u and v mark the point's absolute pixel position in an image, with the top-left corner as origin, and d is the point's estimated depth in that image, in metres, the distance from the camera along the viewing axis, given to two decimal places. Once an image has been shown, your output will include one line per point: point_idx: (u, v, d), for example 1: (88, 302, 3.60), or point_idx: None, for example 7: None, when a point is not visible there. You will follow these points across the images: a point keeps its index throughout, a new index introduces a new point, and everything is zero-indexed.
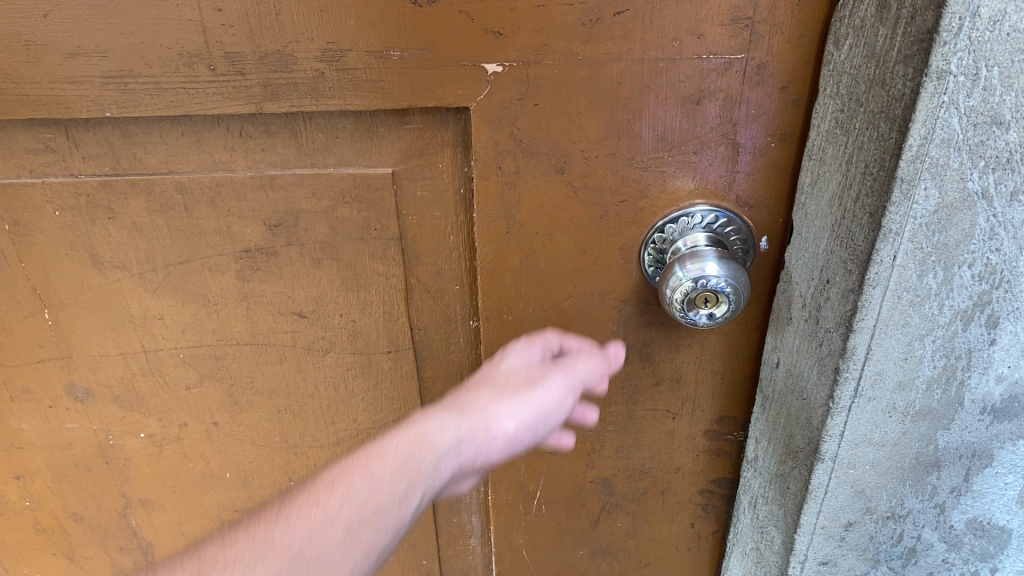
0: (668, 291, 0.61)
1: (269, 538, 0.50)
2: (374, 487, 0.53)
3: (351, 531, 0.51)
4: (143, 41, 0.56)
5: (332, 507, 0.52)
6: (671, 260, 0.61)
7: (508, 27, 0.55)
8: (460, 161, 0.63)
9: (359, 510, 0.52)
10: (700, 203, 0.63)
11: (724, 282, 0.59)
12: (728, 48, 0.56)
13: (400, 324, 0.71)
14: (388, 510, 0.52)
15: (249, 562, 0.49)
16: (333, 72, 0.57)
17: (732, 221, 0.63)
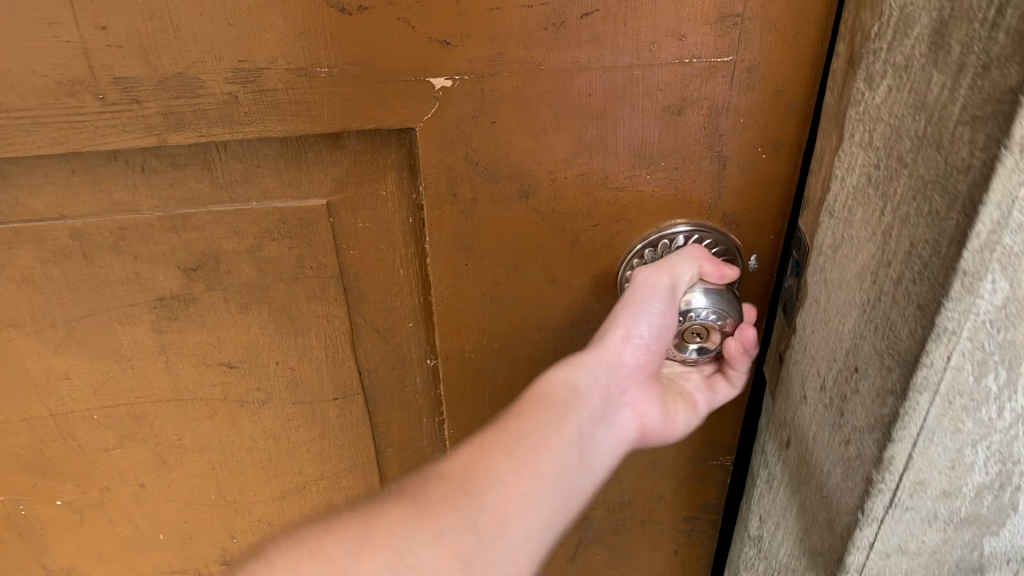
0: None
1: (417, 492, 0.44)
2: (538, 405, 0.49)
3: (513, 454, 0.47)
4: (11, 69, 0.45)
5: (502, 435, 0.48)
6: None
7: (456, 36, 0.46)
8: (406, 188, 0.54)
9: (517, 464, 0.46)
10: (682, 223, 0.55)
11: (711, 313, 0.54)
12: (714, 50, 0.48)
13: (347, 368, 0.63)
14: (551, 433, 0.48)
15: (419, 496, 0.44)
16: (249, 95, 0.47)
17: (718, 239, 0.56)
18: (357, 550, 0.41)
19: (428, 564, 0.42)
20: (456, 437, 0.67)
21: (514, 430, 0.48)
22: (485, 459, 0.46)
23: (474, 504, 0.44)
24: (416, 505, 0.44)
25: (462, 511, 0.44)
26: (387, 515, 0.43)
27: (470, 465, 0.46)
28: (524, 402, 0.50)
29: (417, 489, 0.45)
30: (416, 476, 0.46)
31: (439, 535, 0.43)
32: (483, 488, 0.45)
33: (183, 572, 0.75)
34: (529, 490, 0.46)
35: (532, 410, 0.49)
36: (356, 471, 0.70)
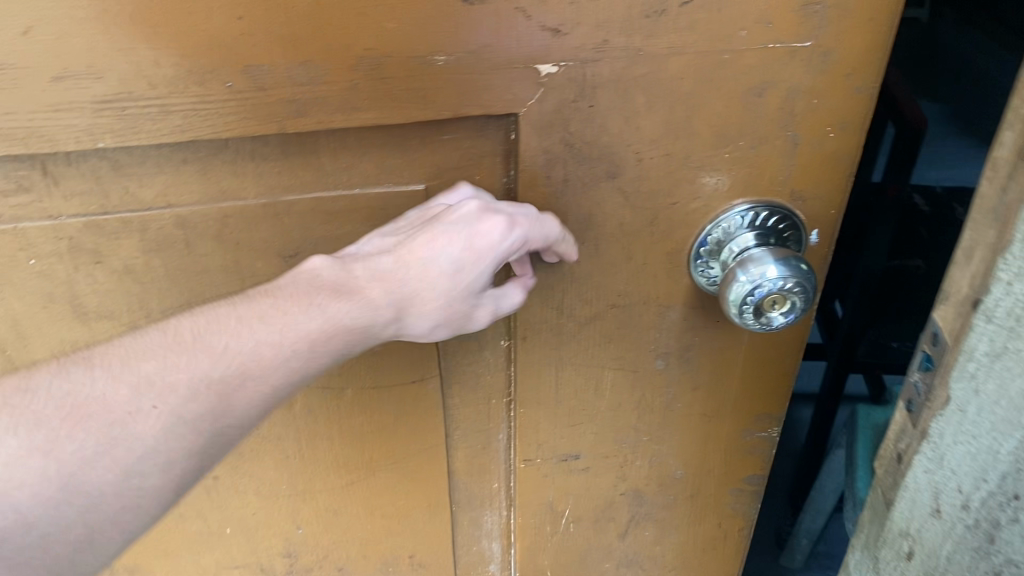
0: (734, 299, 0.58)
1: (144, 364, 0.47)
2: (213, 315, 0.49)
3: (199, 351, 0.48)
4: (146, 59, 0.47)
5: (215, 330, 0.48)
6: (730, 270, 0.59)
7: (567, 24, 0.50)
8: (497, 171, 0.57)
9: (258, 360, 0.48)
10: (739, 202, 0.60)
11: (789, 281, 0.57)
12: (796, 36, 0.52)
13: (426, 351, 0.65)
14: (293, 322, 0.49)
15: (164, 377, 0.47)
16: (371, 82, 0.50)
17: (775, 212, 0.60)
18: (75, 420, 0.45)
19: (140, 445, 0.46)
20: (526, 416, 0.70)
21: (303, 323, 0.49)
22: (261, 340, 0.48)
23: (204, 397, 0.47)
24: (163, 380, 0.47)
25: (191, 395, 0.47)
26: (134, 424, 0.46)
27: (221, 347, 0.48)
28: (259, 299, 0.50)
29: (174, 360, 0.47)
30: (154, 341, 0.48)
31: (158, 455, 0.46)
32: (256, 377, 0.48)
33: (246, 565, 0.78)
34: (259, 389, 0.49)
35: (229, 316, 0.49)
36: (425, 455, 0.72)
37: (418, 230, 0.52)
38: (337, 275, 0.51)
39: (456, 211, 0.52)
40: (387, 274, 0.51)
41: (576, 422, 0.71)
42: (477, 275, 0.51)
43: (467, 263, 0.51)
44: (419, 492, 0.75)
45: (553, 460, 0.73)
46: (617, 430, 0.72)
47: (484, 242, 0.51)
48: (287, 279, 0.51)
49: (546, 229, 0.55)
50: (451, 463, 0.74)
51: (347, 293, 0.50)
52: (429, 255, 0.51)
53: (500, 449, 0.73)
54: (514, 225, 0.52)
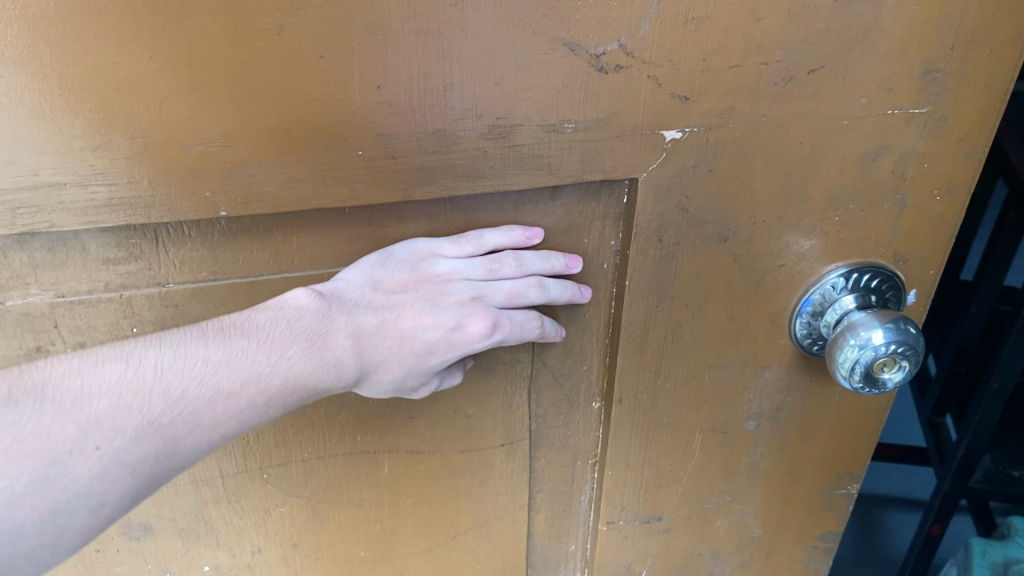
0: (843, 372, 0.58)
1: (95, 401, 0.44)
2: (185, 352, 0.46)
3: (176, 393, 0.45)
4: (281, 126, 0.46)
5: (179, 369, 0.46)
6: (835, 340, 0.59)
7: (696, 91, 0.49)
8: (607, 234, 0.57)
9: (212, 406, 0.46)
10: (834, 266, 0.59)
11: (891, 345, 0.56)
12: (914, 102, 0.53)
13: (519, 414, 0.64)
14: (216, 371, 0.46)
15: (115, 417, 0.44)
16: (499, 150, 0.50)
17: (873, 271, 0.60)
18: (16, 453, 0.41)
19: (78, 484, 0.42)
20: (614, 480, 0.68)
21: (264, 371, 0.47)
22: (218, 385, 0.46)
23: (149, 441, 0.44)
24: (112, 420, 0.44)
25: (137, 439, 0.44)
26: (69, 460, 0.42)
27: (180, 391, 0.45)
28: (231, 337, 0.48)
29: (127, 395, 0.44)
30: (105, 372, 0.45)
31: (105, 481, 0.43)
32: (206, 418, 0.46)
33: None
34: (205, 434, 0.46)
35: (198, 355, 0.46)
36: (507, 518, 0.70)
37: (418, 301, 0.52)
38: (319, 322, 0.49)
39: (452, 291, 0.52)
40: (364, 336, 0.50)
41: (662, 484, 0.70)
42: (443, 359, 0.53)
43: (445, 351, 0.52)
44: (497, 555, 0.73)
45: (635, 522, 0.72)
46: (702, 491, 0.71)
47: (469, 338, 0.52)
48: (267, 324, 0.48)
49: (543, 327, 0.55)
50: (531, 526, 0.72)
51: (317, 352, 0.49)
52: (412, 334, 0.51)
53: (581, 509, 0.72)
54: (506, 323, 0.53)
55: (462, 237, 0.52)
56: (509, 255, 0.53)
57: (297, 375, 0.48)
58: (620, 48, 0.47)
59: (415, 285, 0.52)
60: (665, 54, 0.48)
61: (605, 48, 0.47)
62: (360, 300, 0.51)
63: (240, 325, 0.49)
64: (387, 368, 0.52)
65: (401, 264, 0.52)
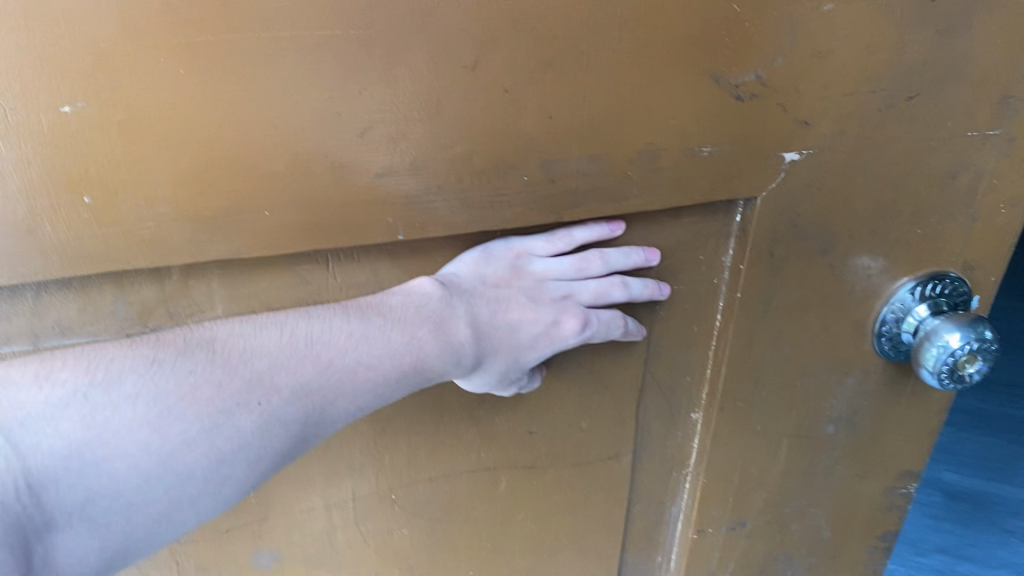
0: (930, 371, 0.64)
1: (257, 360, 0.47)
2: (331, 325, 0.49)
3: (326, 361, 0.48)
4: (461, 155, 0.50)
5: (327, 340, 0.49)
6: (917, 343, 0.65)
7: (815, 117, 0.55)
8: (719, 250, 0.62)
9: (355, 376, 0.49)
10: (904, 279, 0.66)
11: (970, 345, 0.62)
12: (990, 125, 0.60)
13: (627, 427, 0.68)
14: (359, 345, 0.50)
15: (273, 377, 0.47)
16: (643, 173, 0.54)
17: (940, 279, 0.65)
18: (193, 399, 0.44)
19: (241, 435, 0.45)
20: (708, 488, 0.72)
21: (399, 350, 0.51)
22: (361, 358, 0.50)
23: (303, 403, 0.47)
24: (270, 379, 0.47)
25: (291, 398, 0.47)
26: (235, 413, 0.45)
27: (329, 359, 0.49)
28: (370, 315, 0.51)
29: (283, 357, 0.47)
30: (265, 337, 0.48)
31: (266, 430, 0.46)
32: (348, 388, 0.49)
33: None
34: (349, 401, 0.50)
35: (343, 329, 0.50)
36: (605, 530, 0.74)
37: (517, 297, 0.56)
38: (443, 308, 0.52)
39: (547, 290, 0.57)
40: (478, 326, 0.55)
41: (748, 491, 0.74)
42: (538, 354, 0.58)
43: (541, 345, 0.57)
44: (591, 567, 0.76)
45: (721, 528, 0.76)
46: (784, 495, 0.76)
47: (561, 334, 0.57)
48: (399, 306, 0.51)
49: (627, 325, 0.60)
50: (624, 537, 0.76)
51: (445, 338, 0.53)
52: (517, 327, 0.57)
53: (671, 520, 0.76)
54: (594, 321, 0.58)
55: (554, 234, 0.56)
56: (596, 254, 0.57)
57: (427, 354, 0.52)
58: (757, 79, 0.53)
59: (515, 282, 0.56)
60: (792, 84, 0.53)
61: (743, 79, 0.52)
62: (474, 292, 0.54)
63: (375, 304, 0.52)
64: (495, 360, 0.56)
65: (502, 261, 0.55)
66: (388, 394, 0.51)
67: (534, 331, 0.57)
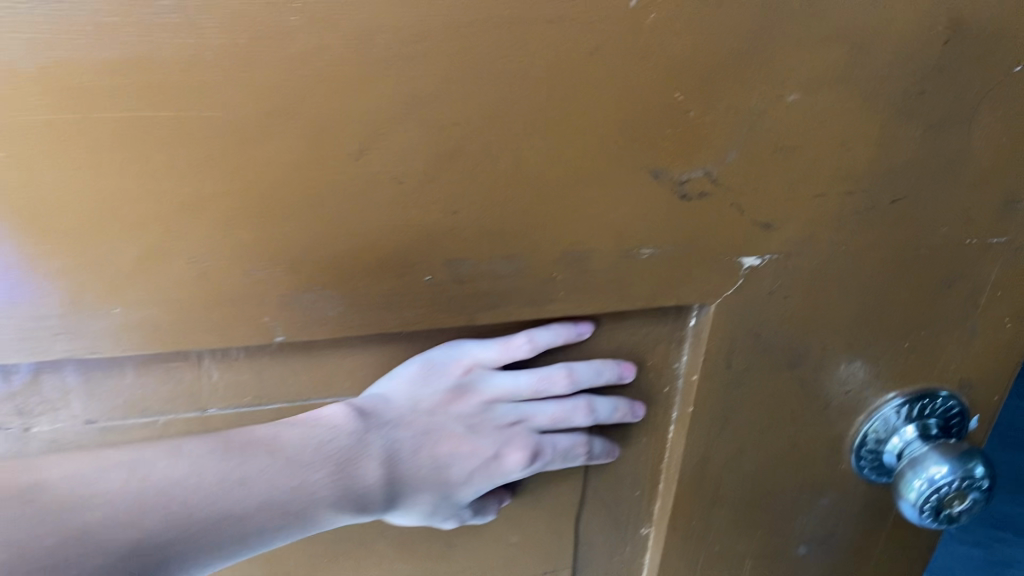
0: (913, 509, 0.55)
1: (88, 513, 0.39)
2: (198, 467, 0.43)
3: (181, 510, 0.41)
4: (349, 252, 0.43)
5: (189, 485, 0.42)
6: (899, 474, 0.56)
7: (778, 218, 0.47)
8: (670, 356, 0.54)
9: (215, 527, 0.42)
10: (892, 395, 0.57)
11: (957, 478, 0.53)
12: (993, 231, 0.51)
13: (564, 541, 0.60)
14: (228, 491, 0.43)
15: (104, 533, 0.39)
16: (571, 275, 0.47)
17: (931, 397, 0.57)
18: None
19: None
20: None
21: (280, 496, 0.44)
22: (230, 508, 0.43)
23: (139, 562, 0.40)
24: (100, 536, 0.39)
25: (124, 558, 0.39)
26: None
27: (185, 509, 0.42)
28: (250, 455, 0.44)
29: (121, 510, 0.40)
30: (108, 480, 0.40)
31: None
32: (205, 545, 0.42)
33: None
34: (204, 557, 0.42)
35: (213, 471, 0.43)
36: None
37: (456, 422, 0.51)
38: (354, 444, 0.47)
39: (494, 416, 0.52)
40: (395, 459, 0.49)
41: None
42: (475, 489, 0.52)
43: (480, 479, 0.52)
44: None
45: None
46: None
47: (506, 467, 0.51)
48: (295, 444, 0.45)
49: (591, 450, 0.53)
50: None
51: (343, 481, 0.47)
52: (450, 460, 0.51)
53: None
54: (547, 451, 0.52)
55: (515, 341, 0.48)
56: (563, 373, 0.50)
57: (316, 501, 0.46)
58: (704, 175, 0.45)
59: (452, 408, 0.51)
60: (749, 182, 0.46)
61: (689, 175, 0.45)
62: (399, 420, 0.49)
63: (261, 440, 0.45)
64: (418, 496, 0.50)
65: (445, 377, 0.49)
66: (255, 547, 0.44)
67: (470, 464, 0.51)
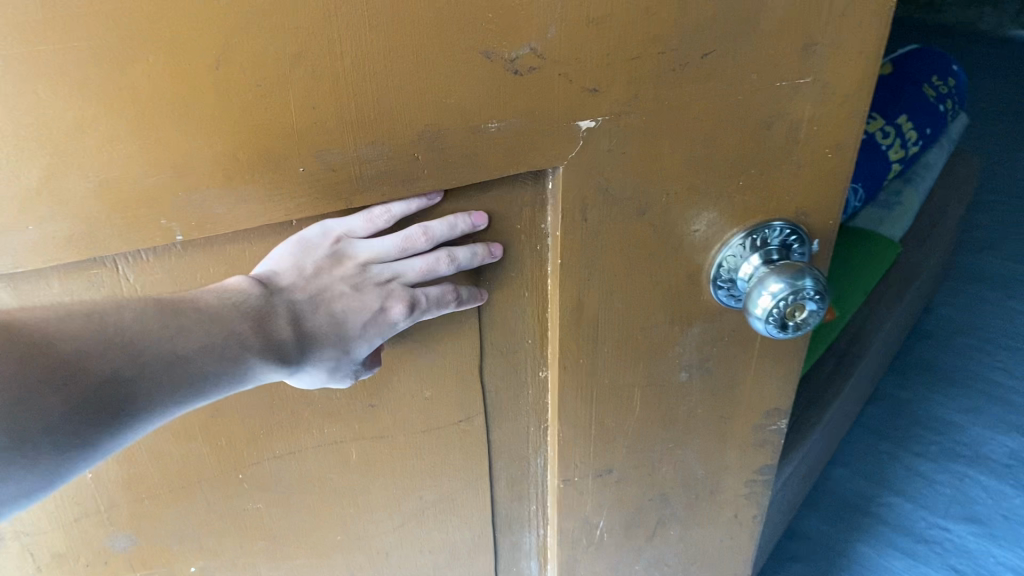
0: (761, 326, 0.63)
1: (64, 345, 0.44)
2: (143, 317, 0.47)
3: (134, 354, 0.47)
4: (227, 153, 0.49)
5: (137, 331, 0.47)
6: (746, 298, 0.64)
7: (603, 83, 0.54)
8: (536, 217, 0.62)
9: (166, 369, 0.48)
10: (735, 231, 0.65)
11: (789, 294, 0.61)
12: (798, 73, 0.58)
13: (472, 391, 0.69)
14: (171, 336, 0.48)
15: (80, 362, 0.44)
16: (430, 154, 0.54)
17: (771, 228, 0.65)
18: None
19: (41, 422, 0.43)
20: (566, 442, 0.74)
21: (217, 343, 0.50)
22: (176, 351, 0.48)
23: (108, 395, 0.45)
24: (77, 365, 0.44)
25: (96, 390, 0.45)
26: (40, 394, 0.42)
27: (139, 350, 0.47)
28: (183, 309, 0.49)
29: (88, 353, 0.45)
30: (73, 319, 0.45)
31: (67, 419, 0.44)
32: (160, 388, 0.48)
33: None
34: (158, 397, 0.48)
35: (155, 319, 0.48)
36: (470, 484, 0.76)
37: (343, 284, 0.57)
38: (260, 305, 0.53)
39: (371, 276, 0.58)
40: (299, 322, 0.56)
41: (609, 440, 0.75)
42: (367, 342, 0.59)
43: (371, 333, 0.59)
44: (466, 518, 0.79)
45: (588, 477, 0.77)
46: (648, 442, 0.77)
47: (389, 320, 0.59)
48: (214, 302, 0.51)
49: (458, 295, 0.61)
50: (493, 490, 0.78)
51: (263, 335, 0.53)
52: (342, 320, 0.58)
53: (538, 471, 0.78)
54: (422, 301, 0.59)
55: (370, 210, 0.55)
56: (417, 229, 0.57)
57: (245, 350, 0.52)
58: (532, 51, 0.51)
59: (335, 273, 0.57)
60: (572, 53, 0.52)
61: (517, 53, 0.51)
62: (291, 287, 0.55)
63: (189, 299, 0.50)
64: (325, 352, 0.57)
65: (321, 249, 0.55)
66: (201, 392, 0.50)
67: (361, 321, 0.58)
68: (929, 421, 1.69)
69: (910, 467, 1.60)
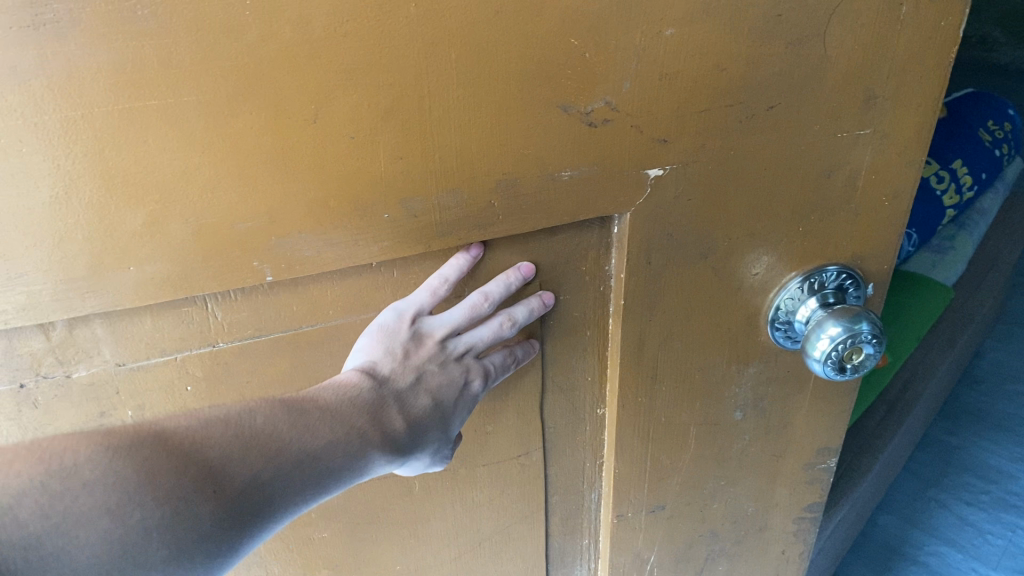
0: (820, 368, 0.64)
1: (207, 452, 0.47)
2: (273, 418, 0.51)
3: (270, 453, 0.50)
4: (318, 200, 0.52)
5: (271, 432, 0.51)
6: (805, 340, 0.65)
7: (672, 134, 0.56)
8: (601, 261, 0.64)
9: (300, 467, 0.51)
10: (793, 275, 0.67)
11: (847, 338, 0.62)
12: (859, 125, 0.60)
13: (532, 427, 0.72)
14: (302, 434, 0.52)
15: (226, 466, 0.47)
16: (505, 201, 0.56)
17: (826, 271, 0.67)
18: (151, 481, 0.43)
19: (200, 524, 0.45)
20: (621, 478, 0.75)
21: (341, 439, 0.54)
22: (307, 450, 0.52)
23: (250, 497, 0.48)
24: (223, 468, 0.47)
25: (240, 493, 0.47)
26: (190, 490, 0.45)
27: (276, 448, 0.50)
28: (308, 408, 0.54)
29: (234, 453, 0.48)
30: (208, 429, 0.48)
31: (220, 519, 0.46)
32: (294, 489, 0.51)
33: None
34: (294, 494, 0.51)
35: (285, 420, 0.52)
36: (525, 516, 0.78)
37: (429, 366, 0.61)
38: (371, 398, 0.57)
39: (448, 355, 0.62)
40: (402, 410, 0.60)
41: (663, 477, 0.77)
42: (456, 419, 0.64)
43: (459, 408, 0.63)
44: (518, 550, 0.81)
45: (641, 513, 0.79)
46: (701, 479, 0.78)
47: (472, 394, 0.63)
48: (333, 399, 0.55)
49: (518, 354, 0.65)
50: (547, 522, 0.80)
51: (378, 425, 0.57)
52: (437, 403, 0.62)
53: (591, 507, 0.81)
54: (493, 369, 0.64)
55: (431, 283, 0.59)
56: (478, 295, 0.60)
57: (368, 444, 0.56)
58: (606, 105, 0.54)
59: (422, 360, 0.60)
60: (644, 107, 0.55)
61: (593, 106, 0.54)
62: (388, 377, 0.59)
63: (308, 397, 0.55)
64: (429, 441, 0.62)
65: (404, 335, 0.59)
66: (329, 488, 0.53)
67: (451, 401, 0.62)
68: (981, 469, 1.71)
69: (960, 517, 1.62)
